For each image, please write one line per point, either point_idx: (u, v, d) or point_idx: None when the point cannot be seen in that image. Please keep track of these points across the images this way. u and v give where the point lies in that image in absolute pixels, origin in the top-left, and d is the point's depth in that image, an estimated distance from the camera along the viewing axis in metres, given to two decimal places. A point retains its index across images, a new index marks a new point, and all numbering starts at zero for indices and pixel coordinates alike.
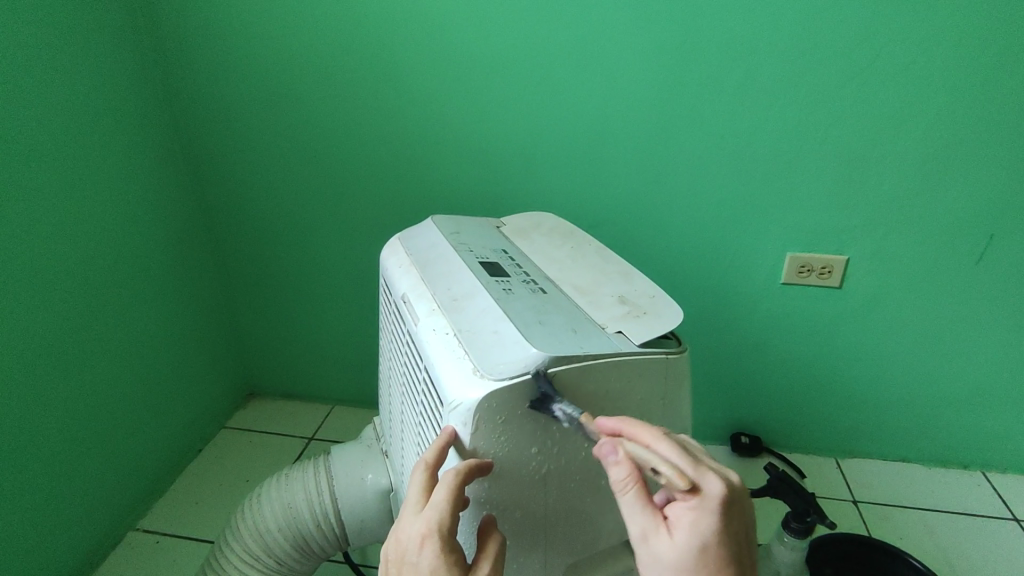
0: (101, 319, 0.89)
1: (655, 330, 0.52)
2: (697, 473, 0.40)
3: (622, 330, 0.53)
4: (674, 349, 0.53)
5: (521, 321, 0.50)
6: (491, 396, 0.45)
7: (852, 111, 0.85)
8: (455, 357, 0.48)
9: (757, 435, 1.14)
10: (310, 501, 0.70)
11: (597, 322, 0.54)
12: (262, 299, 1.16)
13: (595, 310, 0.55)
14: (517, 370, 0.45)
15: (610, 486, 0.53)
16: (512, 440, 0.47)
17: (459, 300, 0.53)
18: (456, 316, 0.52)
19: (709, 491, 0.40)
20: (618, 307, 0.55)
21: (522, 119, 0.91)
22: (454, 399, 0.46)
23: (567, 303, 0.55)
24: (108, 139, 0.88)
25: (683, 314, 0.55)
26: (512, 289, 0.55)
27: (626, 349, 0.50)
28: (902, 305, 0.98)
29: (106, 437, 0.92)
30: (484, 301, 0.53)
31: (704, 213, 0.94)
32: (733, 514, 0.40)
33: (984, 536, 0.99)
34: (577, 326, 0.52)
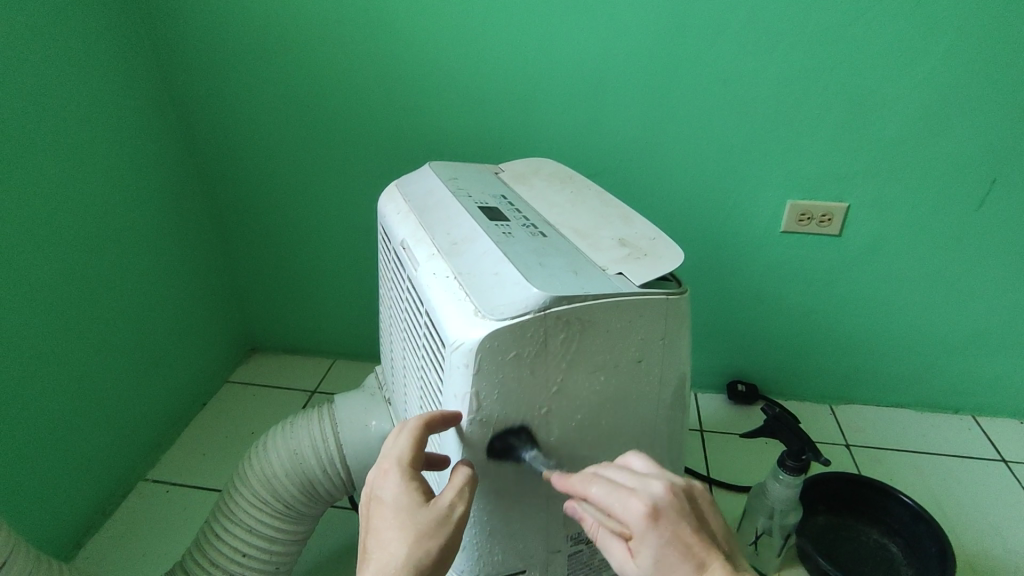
0: (101, 278, 0.97)
1: (657, 270, 0.52)
2: (613, 504, 0.43)
3: (623, 271, 0.52)
4: (674, 290, 0.53)
5: (522, 263, 0.50)
6: (492, 336, 0.45)
7: (848, 58, 0.91)
8: (456, 299, 0.49)
9: (754, 383, 1.24)
10: (315, 448, 0.75)
11: (597, 263, 0.53)
12: (267, 258, 1.24)
13: (597, 253, 0.55)
14: (517, 311, 0.46)
15: (609, 426, 0.54)
16: (515, 382, 0.48)
17: (459, 244, 0.55)
18: (456, 260, 0.53)
19: (630, 520, 0.42)
20: (619, 249, 0.55)
21: (525, 68, 0.97)
22: (455, 339, 0.47)
23: (567, 245, 0.56)
24: (107, 100, 0.95)
25: (683, 255, 0.55)
26: (511, 233, 0.56)
27: (628, 289, 0.50)
28: (897, 251, 1.06)
29: (116, 380, 1.02)
30: (484, 244, 0.54)
31: (700, 162, 1.02)
32: (665, 520, 0.42)
33: (964, 472, 1.10)
34: (579, 267, 0.52)
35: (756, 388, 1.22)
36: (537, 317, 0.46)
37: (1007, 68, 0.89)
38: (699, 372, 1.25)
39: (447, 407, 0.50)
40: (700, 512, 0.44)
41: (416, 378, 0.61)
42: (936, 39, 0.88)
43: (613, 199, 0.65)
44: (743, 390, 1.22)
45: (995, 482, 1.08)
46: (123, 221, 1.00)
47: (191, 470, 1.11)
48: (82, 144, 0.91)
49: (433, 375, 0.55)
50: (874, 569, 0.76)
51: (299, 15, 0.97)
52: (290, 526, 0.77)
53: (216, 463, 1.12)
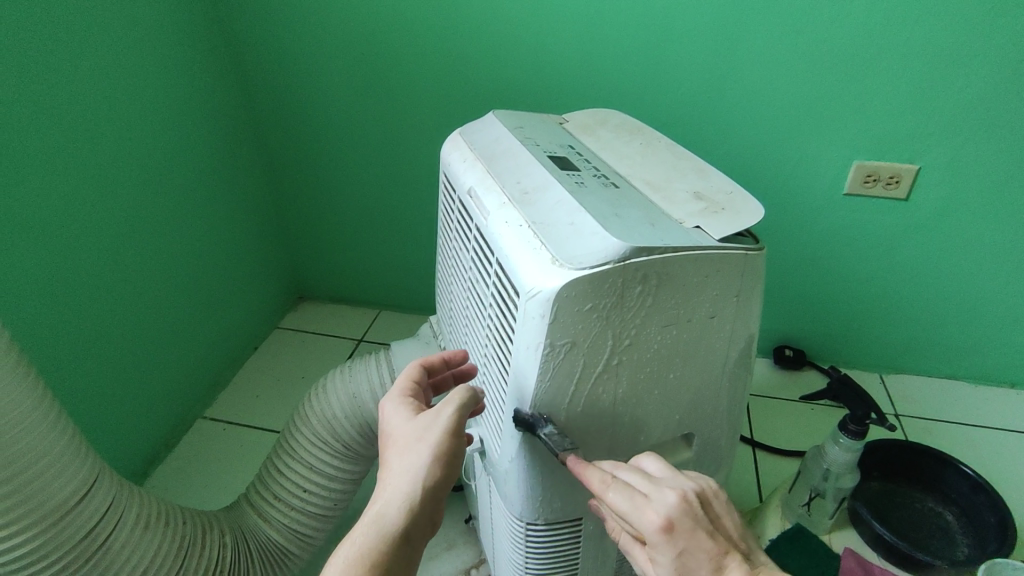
0: (161, 223, 0.99)
1: (736, 225, 0.51)
2: (630, 513, 0.46)
3: (700, 225, 0.51)
4: (752, 246, 0.52)
5: (598, 214, 0.50)
6: (571, 285, 0.45)
7: (935, 7, 0.85)
8: (531, 248, 0.49)
9: (802, 349, 1.22)
10: (373, 392, 0.77)
11: (674, 217, 0.52)
12: (316, 208, 1.25)
13: (671, 206, 0.54)
14: (596, 260, 0.45)
15: (676, 381, 0.54)
16: (589, 332, 0.48)
17: (531, 193, 0.54)
18: (528, 208, 0.53)
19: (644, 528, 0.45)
20: (695, 203, 0.54)
21: (587, 17, 0.94)
22: (531, 287, 0.46)
23: (640, 197, 0.54)
24: (166, 44, 0.95)
25: (762, 211, 0.53)
26: (583, 183, 0.55)
27: (706, 243, 0.49)
28: (968, 217, 1.02)
29: (175, 321, 1.05)
30: (557, 194, 0.53)
31: (764, 117, 0.98)
32: (681, 532, 0.44)
33: (1019, 447, 1.07)
34: (655, 220, 0.50)
35: (804, 354, 1.21)
36: (616, 268, 0.45)
37: None
38: None
39: (517, 355, 0.51)
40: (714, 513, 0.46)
41: (480, 327, 0.61)
42: None
43: (685, 151, 0.63)
44: (790, 355, 1.20)
45: None
46: (180, 166, 1.01)
47: (247, 410, 1.15)
48: (143, 86, 0.92)
49: (499, 323, 0.55)
50: (928, 537, 0.76)
51: None
52: (349, 465, 0.80)
53: (269, 405, 1.16)
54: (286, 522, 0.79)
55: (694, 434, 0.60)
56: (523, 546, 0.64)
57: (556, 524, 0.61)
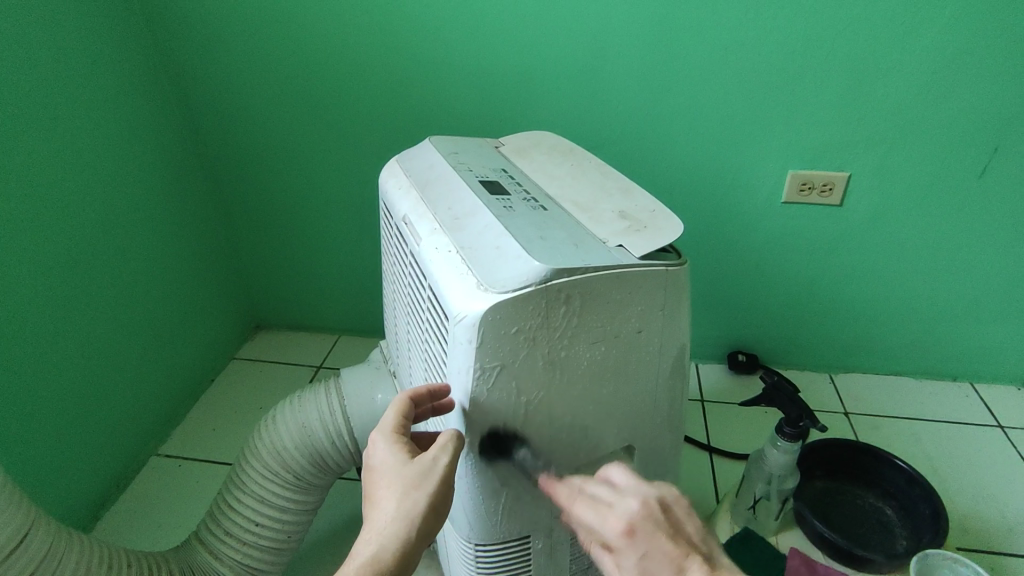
0: (104, 259, 0.97)
1: (657, 242, 0.53)
2: (597, 521, 0.47)
3: (622, 244, 0.53)
4: (674, 261, 0.54)
5: (522, 237, 0.51)
6: (495, 308, 0.46)
7: (852, 23, 0.90)
8: (458, 273, 0.50)
9: (754, 353, 1.25)
10: (323, 421, 0.77)
11: (598, 236, 0.54)
12: (267, 235, 1.24)
13: (597, 226, 0.55)
14: (518, 284, 0.46)
15: (611, 395, 0.55)
16: (518, 353, 0.49)
17: (461, 219, 0.55)
18: (457, 234, 0.54)
19: (608, 535, 0.46)
20: (619, 222, 0.56)
21: (523, 40, 0.96)
22: (458, 312, 0.47)
23: (567, 218, 0.56)
24: (104, 78, 0.94)
25: (683, 227, 0.55)
26: (512, 207, 0.57)
27: (627, 260, 0.51)
28: (898, 219, 1.06)
29: (124, 357, 1.03)
30: (485, 218, 0.54)
31: (702, 132, 1.01)
32: (641, 535, 0.44)
33: (961, 438, 1.12)
34: (579, 241, 0.52)
35: (757, 359, 1.24)
36: (538, 290, 0.46)
37: (1011, 31, 0.89)
38: (700, 344, 1.26)
39: (451, 379, 0.52)
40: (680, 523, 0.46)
41: (421, 351, 0.62)
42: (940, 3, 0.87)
43: (614, 171, 0.65)
44: (744, 360, 1.23)
45: (992, 448, 1.10)
46: (125, 200, 1.00)
47: (202, 444, 1.13)
48: (84, 122, 0.91)
49: (436, 348, 0.56)
50: (869, 532, 0.78)
51: None
52: (302, 496, 0.79)
53: (225, 437, 1.15)
54: (240, 557, 0.78)
55: (635, 446, 0.62)
56: (475, 568, 0.64)
57: (503, 545, 0.62)
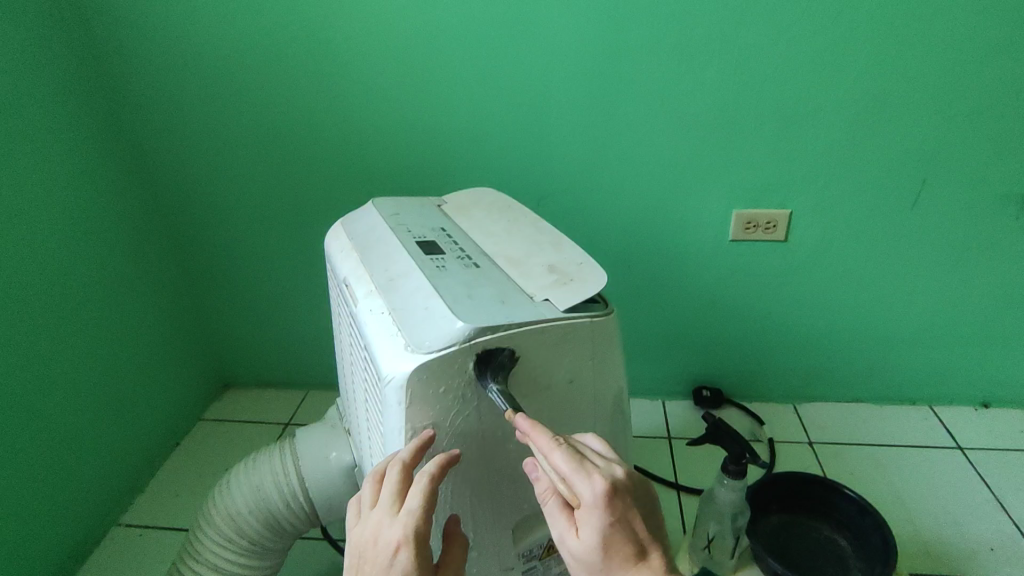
0: (63, 329, 0.97)
1: (582, 294, 0.55)
2: (573, 477, 0.45)
3: (549, 297, 0.55)
4: (601, 311, 0.56)
5: (450, 296, 0.53)
6: (420, 369, 0.48)
7: (777, 72, 0.96)
8: (389, 335, 0.52)
9: (718, 388, 1.27)
10: (277, 483, 0.77)
11: (526, 291, 0.56)
12: (231, 294, 1.26)
13: (526, 281, 0.58)
14: (442, 343, 0.48)
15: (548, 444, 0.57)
16: (450, 410, 0.50)
17: (395, 280, 0.57)
18: (390, 295, 0.56)
19: (586, 495, 0.45)
20: (548, 276, 0.58)
21: (470, 99, 1.01)
22: (388, 374, 0.49)
23: (498, 275, 0.58)
24: (64, 152, 0.96)
25: (608, 278, 0.58)
26: (444, 266, 0.59)
27: (552, 314, 0.53)
28: (842, 252, 1.11)
29: (85, 424, 1.03)
30: (418, 279, 0.56)
31: (646, 178, 1.05)
32: (614, 507, 0.45)
33: (922, 462, 1.13)
34: (506, 297, 0.54)
35: (721, 393, 1.26)
36: (462, 349, 0.48)
37: (924, 74, 0.95)
38: (665, 381, 1.28)
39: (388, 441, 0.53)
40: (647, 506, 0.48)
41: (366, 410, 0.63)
42: (856, 51, 0.94)
43: (547, 225, 0.68)
44: (708, 395, 1.25)
45: (952, 471, 1.11)
46: (85, 269, 1.01)
47: (165, 511, 1.11)
48: (43, 197, 0.93)
49: (376, 407, 0.57)
50: (825, 564, 0.79)
51: (251, 56, 1.00)
52: (257, 562, 0.79)
53: (189, 501, 1.13)
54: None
55: None
56: None
57: None
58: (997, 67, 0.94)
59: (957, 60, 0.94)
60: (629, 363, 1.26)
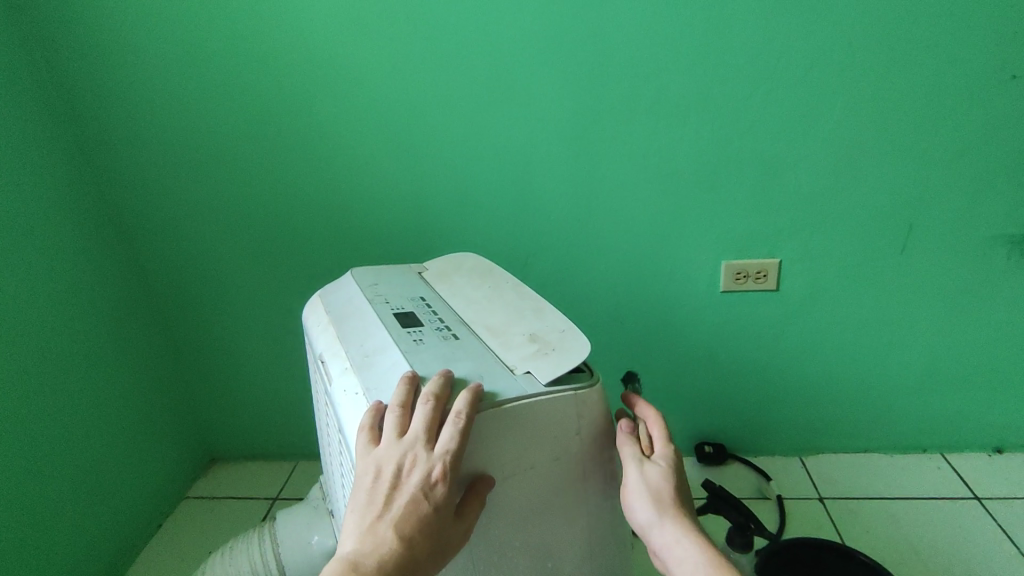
0: (42, 410, 0.94)
1: (565, 365, 0.53)
2: (656, 437, 0.58)
3: (530, 369, 0.54)
4: (585, 383, 0.54)
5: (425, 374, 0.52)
6: None
7: (755, 124, 0.96)
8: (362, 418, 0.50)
9: (721, 443, 1.22)
10: (254, 573, 0.74)
11: (507, 364, 0.55)
12: (217, 365, 1.23)
13: (507, 352, 0.56)
14: None
15: (535, 529, 0.53)
16: None
17: (371, 356, 0.56)
18: (366, 373, 0.55)
19: (670, 444, 0.57)
20: (529, 345, 0.57)
21: (452, 162, 1.01)
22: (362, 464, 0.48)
23: (477, 347, 0.57)
24: (47, 230, 0.96)
25: (591, 345, 0.56)
26: (422, 339, 0.58)
27: (534, 390, 0.51)
28: (835, 299, 1.09)
29: (63, 509, 0.98)
30: (394, 354, 0.55)
31: (632, 232, 1.05)
32: (682, 464, 0.56)
33: (941, 515, 1.08)
34: (485, 372, 0.53)
35: (724, 449, 1.21)
36: None
37: (899, 121, 0.96)
38: None
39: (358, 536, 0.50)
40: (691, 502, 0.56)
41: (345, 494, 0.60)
42: (831, 101, 0.95)
43: (529, 290, 0.67)
44: (710, 451, 1.20)
45: (974, 523, 1.06)
46: (67, 346, 0.99)
47: None
48: (26, 276, 0.92)
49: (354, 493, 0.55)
50: None
51: (234, 128, 1.01)
52: None
53: None
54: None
55: None
56: None
57: None
58: (970, 111, 0.95)
59: (931, 106, 0.95)
60: None
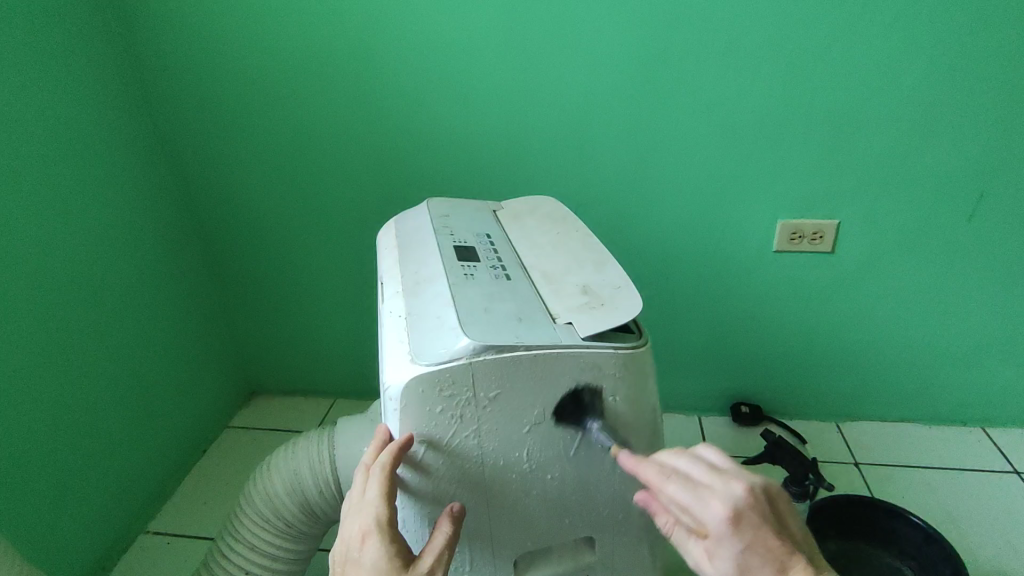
0: (96, 332, 0.97)
1: (608, 323, 0.52)
2: (694, 509, 0.44)
3: (572, 320, 0.53)
4: (636, 342, 0.54)
5: (465, 309, 0.52)
6: (418, 380, 0.48)
7: (828, 77, 0.92)
8: (398, 340, 0.52)
9: (757, 405, 1.22)
10: (313, 470, 0.78)
11: (551, 311, 0.54)
12: (260, 299, 1.25)
13: (555, 300, 0.56)
14: (443, 358, 0.48)
15: (562, 476, 0.54)
16: (440, 426, 0.50)
17: (421, 284, 0.58)
18: (412, 299, 0.56)
19: (709, 522, 0.43)
20: (579, 297, 0.56)
21: (508, 103, 0.99)
22: (387, 382, 0.50)
23: (526, 291, 0.57)
24: (102, 157, 0.97)
25: (642, 305, 0.55)
26: (473, 275, 0.58)
27: (569, 341, 0.50)
28: (892, 265, 1.06)
29: (113, 430, 1.02)
30: (441, 285, 0.56)
31: (688, 186, 1.02)
32: (744, 528, 0.43)
33: (980, 487, 1.08)
34: (525, 315, 0.53)
35: (760, 410, 1.21)
36: (463, 364, 0.48)
37: (986, 79, 0.90)
38: (702, 396, 1.24)
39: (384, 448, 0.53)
40: (779, 512, 0.45)
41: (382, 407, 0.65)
42: (914, 55, 0.90)
43: (597, 243, 0.65)
44: (747, 412, 1.20)
45: (1012, 497, 1.06)
46: (120, 272, 1.02)
47: (193, 519, 1.10)
48: (82, 202, 0.94)
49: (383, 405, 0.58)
50: None
51: (286, 58, 0.99)
52: (293, 544, 0.81)
53: (213, 510, 1.12)
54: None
55: (596, 538, 0.60)
56: None
57: None
58: None
59: None
60: (665, 376, 1.22)
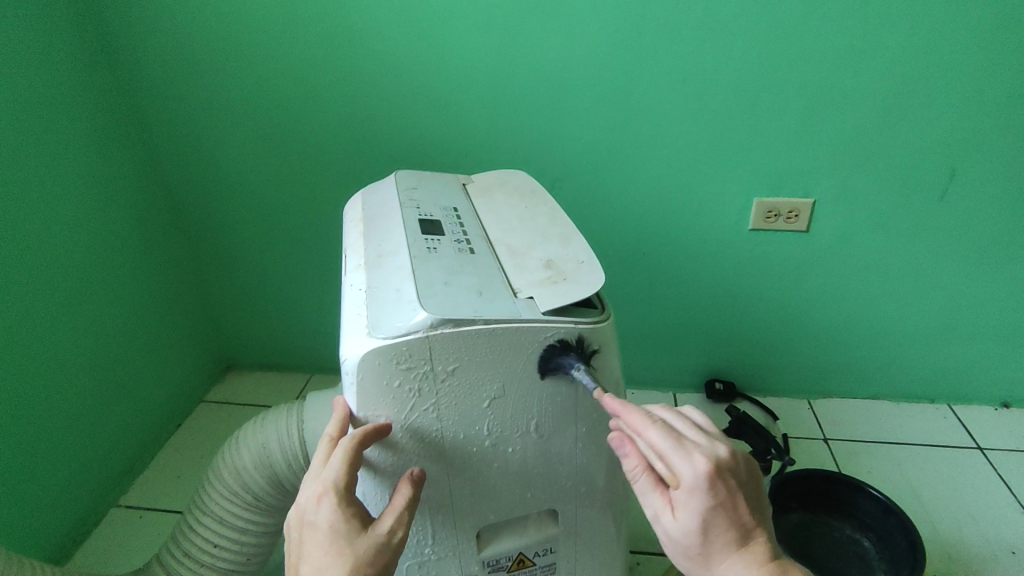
0: (64, 306, 0.95)
1: (569, 297, 0.52)
2: (674, 458, 0.44)
3: (534, 295, 0.53)
4: (598, 317, 0.53)
5: (425, 282, 0.52)
6: (375, 353, 0.48)
7: (807, 53, 0.91)
8: (357, 314, 0.51)
9: (731, 381, 1.24)
10: (281, 443, 0.77)
11: (513, 285, 0.54)
12: (233, 273, 1.23)
13: (518, 274, 0.55)
14: (400, 331, 0.48)
15: (523, 450, 0.54)
16: (398, 400, 0.50)
17: (382, 257, 0.57)
18: (373, 273, 0.55)
19: (687, 473, 0.43)
20: (542, 271, 0.56)
21: (484, 76, 0.97)
22: (344, 355, 0.49)
23: (489, 264, 0.56)
24: (66, 124, 0.94)
25: (605, 280, 0.55)
26: (436, 248, 0.57)
27: (528, 315, 0.50)
28: (865, 244, 1.07)
29: (84, 405, 1.01)
30: (402, 258, 0.55)
31: (665, 163, 1.02)
32: (719, 488, 0.43)
33: (943, 462, 1.11)
34: (486, 289, 0.52)
35: (734, 386, 1.23)
36: (420, 338, 0.48)
37: (964, 58, 0.90)
38: (677, 373, 1.25)
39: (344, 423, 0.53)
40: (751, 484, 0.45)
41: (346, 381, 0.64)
42: (894, 32, 0.89)
43: (564, 218, 0.64)
44: (720, 388, 1.22)
45: (974, 472, 1.09)
46: (89, 243, 0.99)
47: (165, 494, 1.10)
48: (45, 171, 0.91)
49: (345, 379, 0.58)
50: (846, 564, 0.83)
51: (255, 25, 0.95)
52: (262, 518, 0.81)
53: (186, 484, 1.12)
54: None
55: (558, 510, 0.60)
56: None
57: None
58: None
59: (1003, 44, 0.89)
60: (641, 353, 1.23)
